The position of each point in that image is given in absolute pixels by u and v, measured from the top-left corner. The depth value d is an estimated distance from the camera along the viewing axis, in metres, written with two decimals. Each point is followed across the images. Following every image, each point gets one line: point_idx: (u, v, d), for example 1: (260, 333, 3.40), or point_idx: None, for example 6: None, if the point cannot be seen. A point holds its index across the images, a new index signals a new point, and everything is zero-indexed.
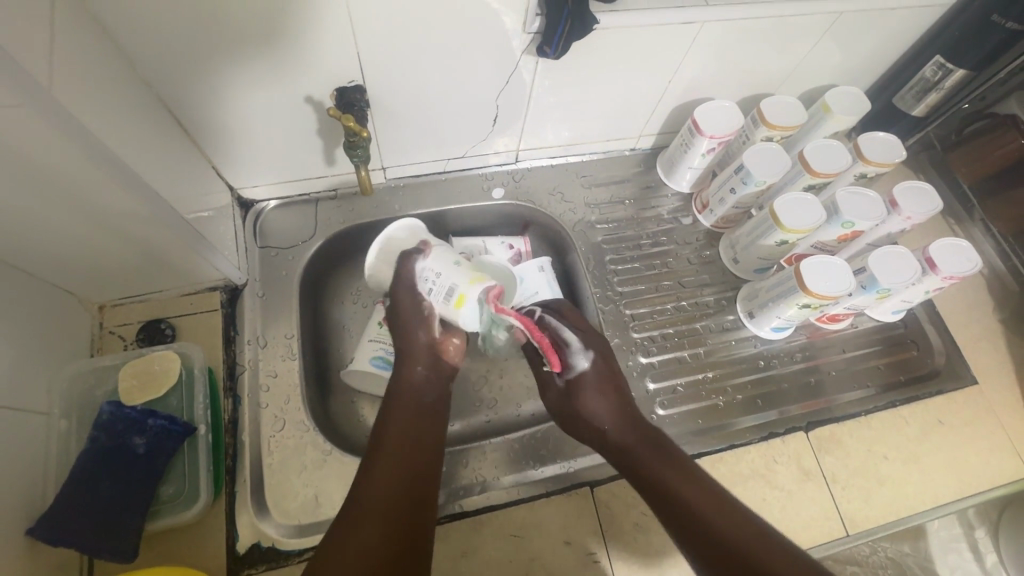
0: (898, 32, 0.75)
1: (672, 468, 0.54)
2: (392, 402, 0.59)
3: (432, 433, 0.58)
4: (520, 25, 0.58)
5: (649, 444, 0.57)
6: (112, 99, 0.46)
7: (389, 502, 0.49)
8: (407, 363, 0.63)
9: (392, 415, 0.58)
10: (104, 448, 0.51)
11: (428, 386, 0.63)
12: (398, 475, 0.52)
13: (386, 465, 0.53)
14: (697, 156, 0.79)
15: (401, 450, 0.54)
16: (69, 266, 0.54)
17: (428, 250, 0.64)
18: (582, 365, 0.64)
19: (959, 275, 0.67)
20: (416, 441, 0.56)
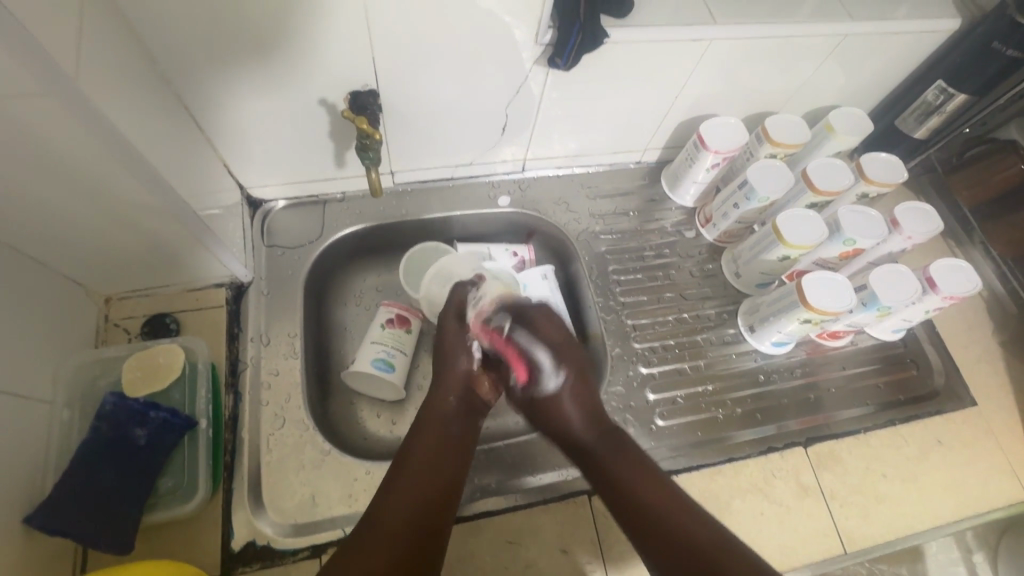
0: (900, 56, 0.76)
1: (645, 485, 0.54)
2: (419, 427, 0.60)
3: (455, 460, 0.58)
4: (532, 37, 0.59)
5: (623, 458, 0.58)
6: (133, 92, 0.47)
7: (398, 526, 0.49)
8: (442, 388, 0.64)
9: (418, 438, 0.58)
10: (105, 439, 0.51)
11: (462, 413, 0.63)
12: (414, 500, 0.52)
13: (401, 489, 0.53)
14: (702, 171, 0.80)
15: (421, 476, 0.54)
16: (79, 256, 0.55)
17: (482, 280, 0.69)
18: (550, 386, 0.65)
19: (959, 295, 0.68)
20: (439, 467, 0.56)
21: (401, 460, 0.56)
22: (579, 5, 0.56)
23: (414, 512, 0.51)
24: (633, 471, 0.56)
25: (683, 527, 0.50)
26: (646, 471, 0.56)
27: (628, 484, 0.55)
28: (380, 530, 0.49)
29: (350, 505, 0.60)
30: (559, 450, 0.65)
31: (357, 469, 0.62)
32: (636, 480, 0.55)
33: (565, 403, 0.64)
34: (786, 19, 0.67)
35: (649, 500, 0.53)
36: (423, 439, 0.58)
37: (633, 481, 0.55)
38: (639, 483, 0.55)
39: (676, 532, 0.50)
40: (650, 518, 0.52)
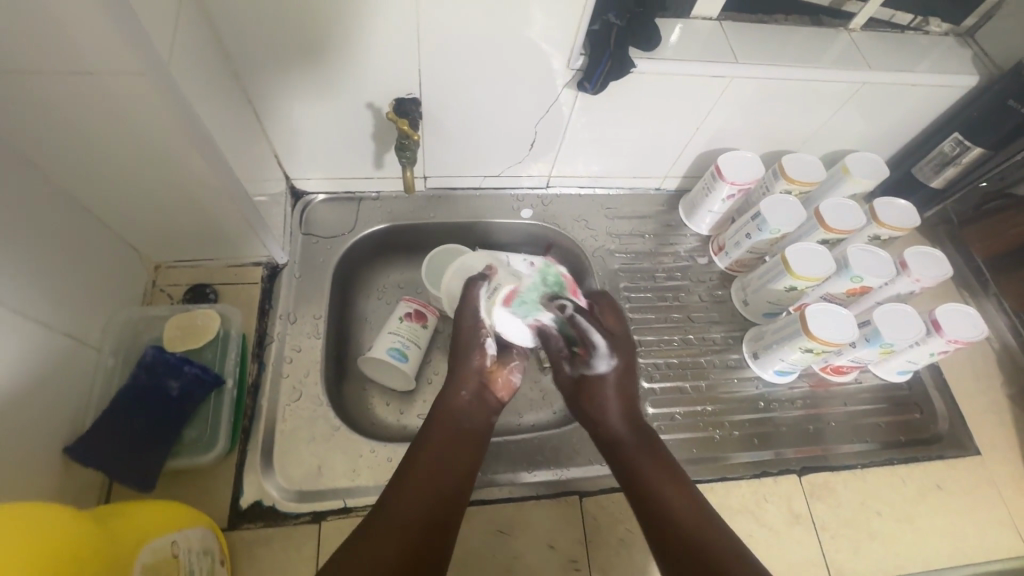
0: (918, 107, 0.79)
1: (656, 472, 0.58)
2: (431, 422, 0.62)
3: (465, 456, 0.60)
4: (565, 62, 0.65)
5: (632, 444, 0.61)
6: (209, 81, 0.54)
7: (414, 518, 0.52)
8: (454, 386, 0.66)
9: (429, 433, 0.60)
10: (142, 387, 0.55)
11: (472, 409, 0.65)
12: (421, 496, 0.54)
13: (416, 481, 0.55)
14: (717, 201, 0.83)
15: (429, 472, 0.56)
16: (140, 222, 0.61)
17: (492, 275, 0.71)
18: (602, 368, 0.67)
19: (964, 340, 0.69)
20: (450, 462, 0.58)
21: (413, 454, 0.58)
22: (610, 36, 0.62)
23: (427, 504, 0.54)
24: (644, 458, 0.59)
25: (688, 510, 0.54)
26: (653, 457, 0.60)
27: (640, 470, 0.58)
28: (396, 520, 0.51)
29: (353, 479, 0.63)
30: (556, 451, 0.68)
31: (363, 447, 0.65)
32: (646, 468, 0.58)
33: (622, 381, 0.66)
34: (805, 64, 0.72)
35: (660, 484, 0.57)
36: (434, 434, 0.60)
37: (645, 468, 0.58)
38: (645, 470, 0.58)
39: (680, 512, 0.54)
40: (659, 500, 0.55)
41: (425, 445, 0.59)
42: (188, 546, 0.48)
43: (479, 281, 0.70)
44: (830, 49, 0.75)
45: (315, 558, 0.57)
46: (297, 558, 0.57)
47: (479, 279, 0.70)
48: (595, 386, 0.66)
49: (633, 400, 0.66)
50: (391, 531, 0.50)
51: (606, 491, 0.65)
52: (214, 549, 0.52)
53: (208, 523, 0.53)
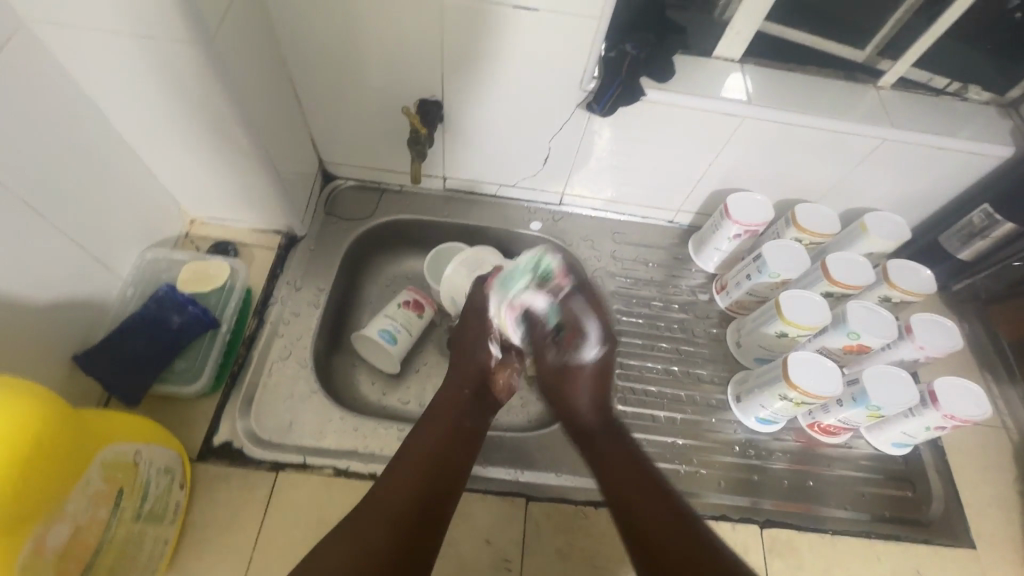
0: (947, 173, 0.77)
1: (644, 491, 0.56)
2: (433, 414, 0.63)
3: (467, 451, 0.60)
4: (578, 82, 0.69)
5: (619, 456, 0.61)
6: (255, 60, 0.61)
7: (404, 504, 0.52)
8: (459, 385, 0.68)
9: (431, 425, 0.61)
10: (149, 315, 0.63)
11: (475, 408, 0.66)
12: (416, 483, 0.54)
13: (411, 468, 0.56)
14: (724, 239, 0.83)
15: (425, 462, 0.56)
16: (180, 176, 0.69)
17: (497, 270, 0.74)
18: (588, 355, 0.69)
19: (963, 417, 0.65)
20: (450, 455, 0.59)
21: (410, 442, 0.59)
22: (622, 64, 0.66)
23: (421, 491, 0.54)
24: (627, 473, 0.58)
25: (677, 534, 0.52)
26: (638, 472, 0.58)
27: (625, 490, 0.57)
28: (388, 505, 0.52)
29: (318, 440, 0.67)
30: (514, 453, 0.69)
31: (335, 412, 0.69)
32: (636, 490, 0.57)
33: (586, 378, 0.68)
34: (823, 113, 0.72)
35: (648, 505, 0.55)
36: (433, 427, 0.60)
37: (633, 490, 0.57)
38: (630, 487, 0.57)
39: (668, 535, 0.52)
40: (644, 519, 0.54)
41: (423, 437, 0.59)
42: (150, 458, 0.52)
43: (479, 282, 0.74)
44: (855, 103, 0.74)
45: (266, 503, 0.61)
46: (250, 500, 0.61)
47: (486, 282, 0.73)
48: (578, 374, 0.69)
49: (600, 400, 0.68)
50: (381, 516, 0.51)
51: (554, 501, 0.65)
52: (176, 470, 0.57)
53: (176, 445, 0.57)
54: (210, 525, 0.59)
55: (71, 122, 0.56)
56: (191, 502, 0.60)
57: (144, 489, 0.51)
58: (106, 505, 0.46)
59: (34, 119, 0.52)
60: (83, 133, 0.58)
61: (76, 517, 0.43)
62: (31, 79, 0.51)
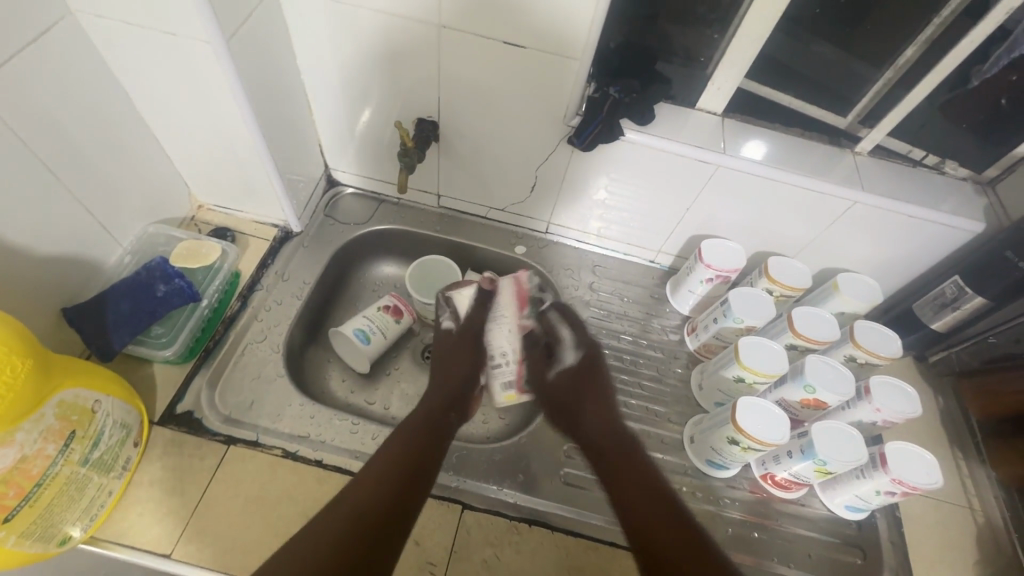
0: (920, 242, 0.79)
1: (657, 508, 0.61)
2: (405, 423, 0.66)
3: (428, 466, 0.62)
4: (563, 117, 0.74)
5: (635, 473, 0.65)
6: (272, 67, 0.69)
7: (363, 509, 0.55)
8: (438, 406, 0.71)
9: (390, 440, 0.63)
10: (138, 281, 0.68)
11: (445, 428, 0.68)
12: (380, 482, 0.58)
13: (373, 474, 0.59)
14: (697, 282, 0.85)
15: (390, 465, 0.60)
16: (192, 163, 0.76)
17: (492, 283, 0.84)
18: (570, 358, 0.81)
19: (911, 483, 0.63)
20: (411, 467, 0.60)
21: (375, 456, 0.61)
22: (603, 104, 0.71)
23: (381, 499, 0.57)
24: (640, 490, 0.63)
25: (685, 548, 0.56)
26: (652, 491, 0.63)
27: (637, 506, 0.62)
28: (344, 510, 0.55)
29: (275, 421, 0.70)
30: (460, 460, 0.70)
31: (295, 398, 0.72)
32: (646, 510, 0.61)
33: (587, 371, 0.79)
34: (796, 171, 0.75)
35: (661, 522, 0.59)
36: (399, 435, 0.64)
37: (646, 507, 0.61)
38: (644, 503, 0.62)
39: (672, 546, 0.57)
40: (654, 535, 0.58)
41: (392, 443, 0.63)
42: (108, 410, 0.56)
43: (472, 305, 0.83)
44: (831, 166, 0.77)
45: (211, 473, 0.64)
46: (197, 467, 0.64)
47: (485, 296, 0.84)
48: (568, 373, 0.80)
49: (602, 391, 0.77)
50: (338, 521, 0.54)
51: (489, 512, 0.66)
52: (133, 427, 0.60)
53: (138, 404, 0.61)
54: (155, 486, 0.62)
55: (99, 100, 0.63)
56: (142, 461, 0.63)
57: (96, 437, 0.54)
58: (54, 442, 0.49)
59: (66, 93, 0.59)
60: (109, 111, 0.65)
61: (23, 446, 0.46)
62: (69, 58, 0.58)
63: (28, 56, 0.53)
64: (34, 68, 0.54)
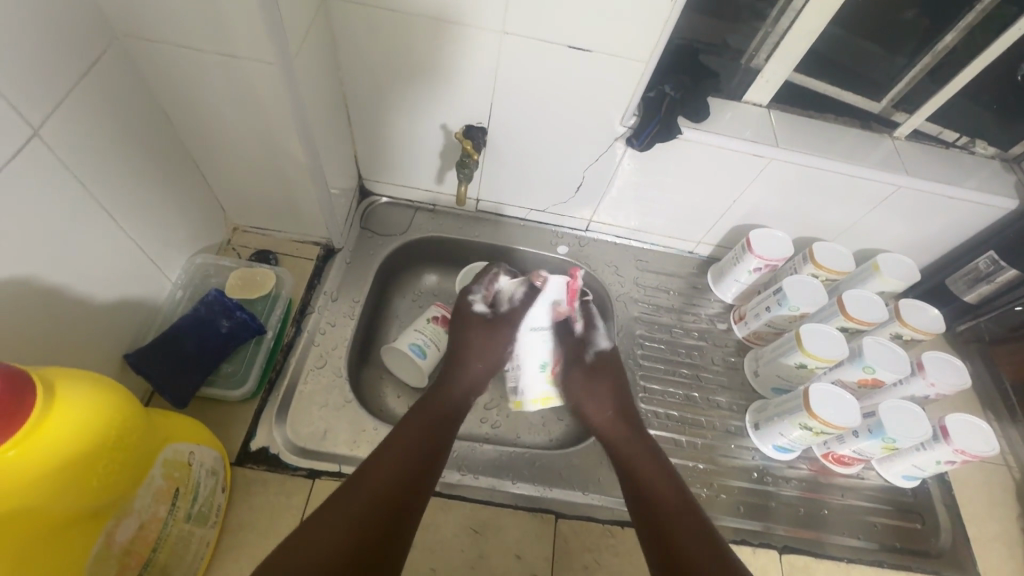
0: (956, 220, 0.82)
1: (672, 495, 0.62)
2: (419, 408, 0.65)
3: (438, 453, 0.61)
4: (619, 119, 0.73)
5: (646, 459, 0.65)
6: (322, 83, 0.65)
7: (380, 494, 0.55)
8: (453, 383, 0.71)
9: (404, 425, 0.62)
10: (199, 319, 0.64)
11: (454, 406, 0.68)
12: (396, 474, 0.57)
13: (390, 463, 0.57)
14: (744, 271, 0.87)
15: (405, 455, 0.59)
16: (231, 186, 0.72)
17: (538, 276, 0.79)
18: (603, 344, 0.79)
19: (973, 453, 0.68)
20: (422, 454, 0.60)
21: (389, 441, 0.59)
22: (662, 103, 0.70)
23: (397, 484, 0.56)
24: (655, 480, 0.63)
25: (698, 541, 0.57)
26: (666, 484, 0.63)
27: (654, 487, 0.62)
28: (363, 498, 0.54)
29: (352, 449, 0.68)
30: (544, 470, 0.70)
31: (369, 423, 0.70)
32: (657, 495, 0.62)
33: (609, 364, 0.78)
34: (844, 159, 0.77)
35: (678, 513, 0.59)
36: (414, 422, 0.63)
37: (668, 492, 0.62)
38: (662, 488, 0.62)
39: (686, 537, 0.57)
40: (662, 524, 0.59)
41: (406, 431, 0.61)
42: (201, 460, 0.53)
43: (517, 295, 0.80)
44: (874, 151, 0.79)
45: (301, 510, 0.62)
46: (286, 506, 0.62)
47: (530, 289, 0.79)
48: (601, 361, 0.78)
49: (622, 389, 0.76)
50: (358, 506, 0.53)
51: (582, 519, 0.67)
52: (220, 472, 0.57)
53: (221, 449, 0.58)
54: (247, 529, 0.60)
55: (145, 130, 0.58)
56: (230, 505, 0.61)
57: (194, 490, 0.52)
58: (165, 503, 0.47)
59: (116, 127, 0.54)
60: (155, 140, 0.60)
61: (140, 512, 0.44)
62: (117, 90, 0.53)
63: (80, 91, 0.49)
64: (86, 103, 0.50)
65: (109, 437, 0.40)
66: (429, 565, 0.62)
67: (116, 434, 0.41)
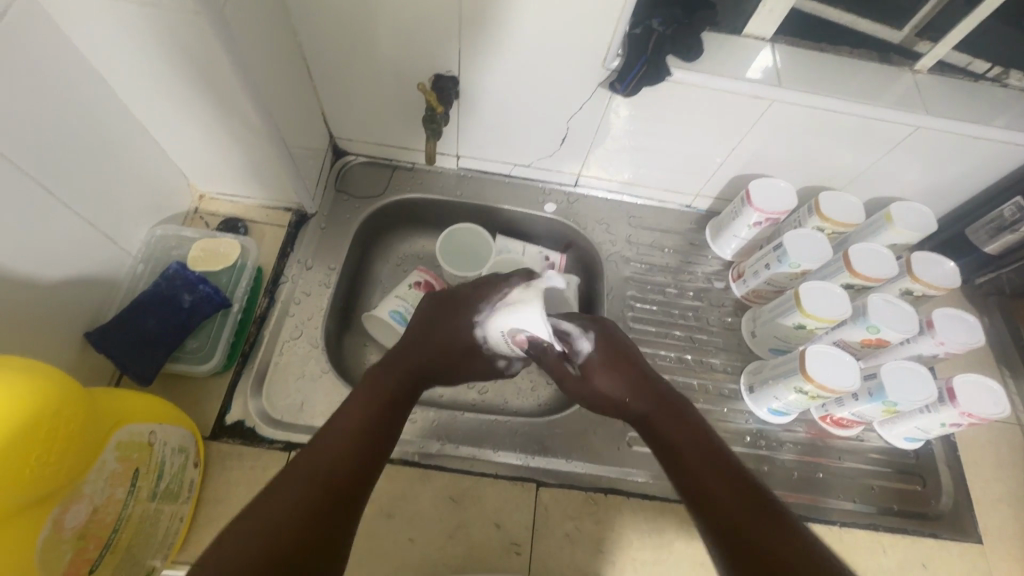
0: (983, 163, 0.74)
1: (709, 461, 0.49)
2: (368, 384, 0.54)
3: (392, 426, 0.51)
4: (600, 61, 0.66)
5: (671, 424, 0.54)
6: (268, 32, 0.59)
7: (321, 471, 0.44)
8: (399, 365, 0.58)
9: (355, 400, 0.52)
10: (160, 293, 0.63)
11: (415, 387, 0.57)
12: (344, 452, 0.46)
13: (336, 431, 0.48)
14: (744, 226, 0.81)
15: (353, 431, 0.48)
16: (186, 150, 0.68)
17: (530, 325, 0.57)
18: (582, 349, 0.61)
19: (980, 415, 0.64)
20: (376, 431, 0.49)
21: (336, 414, 0.50)
22: (648, 40, 0.63)
23: (345, 468, 0.45)
24: (699, 449, 0.50)
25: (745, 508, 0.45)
26: (711, 451, 0.50)
27: (687, 443, 0.51)
28: (303, 472, 0.44)
29: None
30: (526, 438, 0.69)
31: (346, 394, 0.68)
32: (696, 457, 0.50)
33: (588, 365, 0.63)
34: (855, 96, 0.69)
35: (707, 469, 0.48)
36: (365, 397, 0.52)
37: (697, 461, 0.49)
38: (686, 445, 0.51)
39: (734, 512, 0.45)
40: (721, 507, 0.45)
41: (354, 408, 0.51)
42: (165, 439, 0.53)
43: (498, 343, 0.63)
44: (891, 87, 0.71)
45: None
46: (262, 479, 0.61)
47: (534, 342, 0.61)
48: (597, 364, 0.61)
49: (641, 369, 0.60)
50: (300, 483, 0.43)
51: (563, 486, 0.66)
52: (191, 449, 0.57)
53: (191, 425, 0.58)
54: (224, 503, 0.60)
55: (77, 95, 0.54)
56: (206, 480, 0.61)
57: (159, 469, 0.52)
58: (122, 486, 0.47)
59: (40, 90, 0.50)
60: (90, 106, 0.56)
61: (93, 497, 0.44)
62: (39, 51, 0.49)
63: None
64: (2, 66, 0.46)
65: (45, 432, 0.39)
66: (408, 536, 0.62)
67: (50, 424, 0.39)
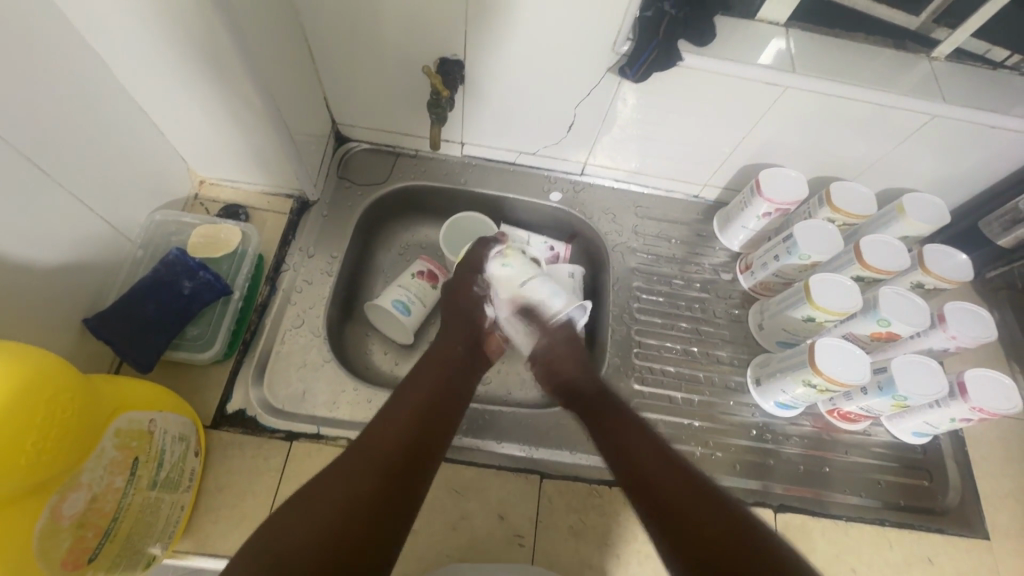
0: (999, 154, 0.72)
1: (677, 484, 0.48)
2: (402, 395, 0.54)
3: (436, 438, 0.51)
4: (610, 44, 0.64)
5: (634, 436, 0.54)
6: (270, 13, 0.57)
7: (355, 485, 0.44)
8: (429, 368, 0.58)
9: (387, 413, 0.51)
10: (159, 279, 0.62)
11: (455, 397, 0.57)
12: (375, 464, 0.46)
13: (365, 445, 0.48)
14: (753, 217, 0.80)
15: (385, 441, 0.48)
16: (185, 134, 0.66)
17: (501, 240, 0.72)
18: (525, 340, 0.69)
19: (991, 410, 0.63)
20: (415, 442, 0.49)
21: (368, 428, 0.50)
22: (660, 25, 0.60)
23: (379, 481, 0.45)
24: (661, 466, 0.50)
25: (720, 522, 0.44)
26: (678, 466, 0.49)
27: (648, 465, 0.50)
28: (339, 488, 0.44)
29: (331, 410, 0.66)
30: (529, 430, 0.68)
31: (348, 383, 0.68)
32: (661, 471, 0.49)
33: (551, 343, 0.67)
34: (871, 83, 0.67)
35: (671, 485, 0.48)
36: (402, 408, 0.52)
37: (660, 476, 0.49)
38: (647, 460, 0.51)
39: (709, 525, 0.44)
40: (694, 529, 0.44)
41: (390, 420, 0.50)
42: (165, 426, 0.52)
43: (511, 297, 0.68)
44: (908, 75, 0.69)
45: (279, 472, 0.61)
46: (263, 469, 0.61)
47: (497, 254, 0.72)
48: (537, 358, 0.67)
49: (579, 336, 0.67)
50: (334, 499, 0.43)
51: (567, 479, 0.65)
52: (191, 438, 0.56)
53: (190, 413, 0.57)
54: (225, 492, 0.59)
55: (74, 75, 0.53)
56: (206, 469, 0.60)
57: (159, 457, 0.51)
58: (121, 474, 0.46)
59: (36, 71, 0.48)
60: (87, 87, 0.55)
61: (91, 485, 0.44)
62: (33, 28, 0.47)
63: None
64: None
65: (40, 419, 0.38)
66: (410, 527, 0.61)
67: (46, 411, 0.38)
